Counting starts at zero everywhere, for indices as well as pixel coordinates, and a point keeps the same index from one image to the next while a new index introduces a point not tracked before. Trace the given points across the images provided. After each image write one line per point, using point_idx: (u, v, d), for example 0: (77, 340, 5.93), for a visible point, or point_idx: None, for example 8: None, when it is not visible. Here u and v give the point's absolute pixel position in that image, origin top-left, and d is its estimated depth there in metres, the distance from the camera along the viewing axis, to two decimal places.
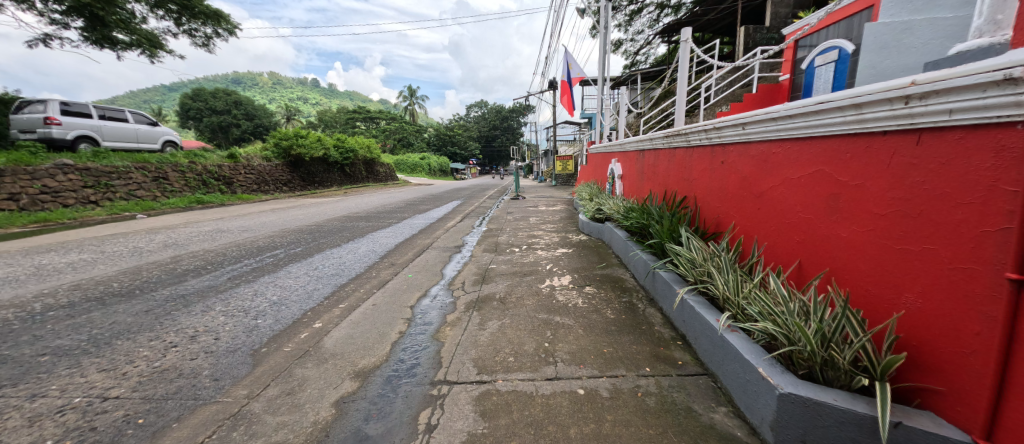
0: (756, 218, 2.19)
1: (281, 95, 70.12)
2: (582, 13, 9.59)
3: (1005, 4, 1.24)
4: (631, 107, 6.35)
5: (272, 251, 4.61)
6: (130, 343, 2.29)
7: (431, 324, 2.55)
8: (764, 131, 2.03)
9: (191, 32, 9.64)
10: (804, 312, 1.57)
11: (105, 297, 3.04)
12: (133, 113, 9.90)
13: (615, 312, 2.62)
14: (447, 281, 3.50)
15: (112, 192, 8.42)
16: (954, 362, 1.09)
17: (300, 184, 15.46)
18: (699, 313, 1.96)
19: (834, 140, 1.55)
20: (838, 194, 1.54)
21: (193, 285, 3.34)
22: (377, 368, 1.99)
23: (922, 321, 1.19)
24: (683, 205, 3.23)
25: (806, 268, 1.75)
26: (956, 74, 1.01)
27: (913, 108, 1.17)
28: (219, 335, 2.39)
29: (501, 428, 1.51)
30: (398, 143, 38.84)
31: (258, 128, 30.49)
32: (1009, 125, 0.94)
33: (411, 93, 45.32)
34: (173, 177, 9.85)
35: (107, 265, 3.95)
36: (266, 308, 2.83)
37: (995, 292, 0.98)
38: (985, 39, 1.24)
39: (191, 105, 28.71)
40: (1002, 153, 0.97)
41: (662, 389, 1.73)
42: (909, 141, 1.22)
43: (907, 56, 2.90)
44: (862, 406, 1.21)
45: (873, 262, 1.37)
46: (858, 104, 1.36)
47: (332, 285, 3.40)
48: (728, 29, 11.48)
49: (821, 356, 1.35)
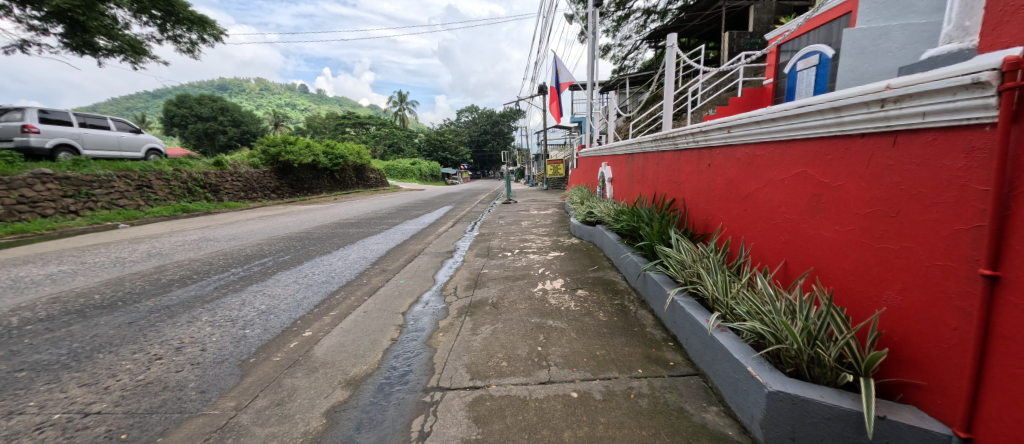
0: (742, 219, 2.24)
1: (268, 102, 69.51)
2: (570, 19, 9.77)
3: (972, 12, 1.28)
4: (621, 111, 6.25)
5: (260, 260, 4.55)
6: (112, 356, 2.23)
7: (423, 330, 2.53)
8: (748, 134, 2.08)
9: (176, 39, 9.52)
10: (790, 310, 1.61)
11: (86, 309, 2.96)
12: (115, 120, 9.74)
13: (606, 314, 2.64)
14: (439, 286, 3.48)
15: (93, 201, 8.25)
16: (935, 358, 1.13)
17: (289, 190, 15.24)
18: (690, 314, 1.98)
19: (815, 143, 1.60)
20: (820, 195, 1.58)
21: (179, 295, 3.27)
22: (369, 376, 1.97)
23: (904, 318, 1.22)
24: (672, 208, 3.29)
25: (792, 268, 1.78)
26: (928, 78, 1.06)
27: (889, 111, 1.21)
28: (207, 346, 2.35)
29: (495, 433, 1.50)
30: (388, 149, 38.77)
31: (245, 135, 30.06)
32: (977, 127, 0.98)
33: (401, 97, 44.99)
34: (158, 185, 9.72)
35: (89, 276, 3.85)
36: (254, 318, 2.79)
37: (971, 287, 1.01)
38: (955, 45, 1.28)
39: (175, 112, 28.31)
40: (973, 153, 1.01)
41: (654, 390, 1.74)
42: (885, 142, 1.26)
43: (882, 60, 3.03)
44: (848, 402, 1.23)
45: (856, 262, 1.40)
46: (836, 108, 1.41)
47: (322, 293, 3.35)
48: (712, 34, 11.70)
49: (808, 354, 1.38)
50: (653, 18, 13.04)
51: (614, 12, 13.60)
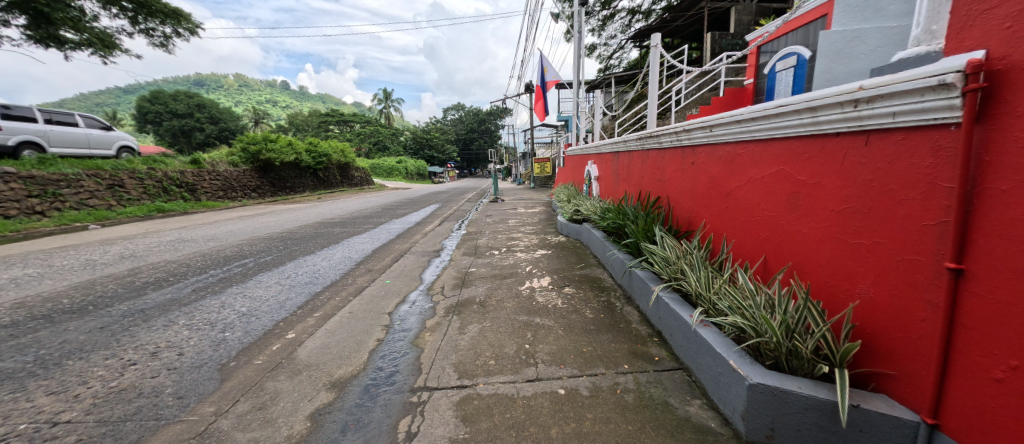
0: (724, 216, 2.29)
1: (247, 98, 67.57)
2: (556, 18, 9.79)
3: (939, 16, 1.33)
4: (606, 110, 6.30)
5: (240, 261, 4.43)
6: (82, 362, 2.14)
7: (410, 330, 2.50)
8: (729, 132, 2.12)
9: (148, 32, 9.16)
10: (770, 304, 1.66)
11: (54, 314, 2.83)
12: (84, 116, 9.32)
13: (593, 311, 2.66)
14: (426, 286, 3.45)
15: (60, 201, 7.88)
16: (905, 348, 1.18)
17: (270, 189, 14.85)
18: (674, 310, 2.02)
19: (793, 141, 1.64)
20: (798, 193, 1.62)
21: (154, 298, 3.15)
22: (354, 378, 1.94)
23: (875, 309, 1.27)
24: (657, 205, 3.33)
25: (772, 263, 1.83)
26: (898, 79, 1.10)
27: (862, 111, 1.25)
28: (184, 350, 2.27)
29: (483, 432, 1.50)
30: (373, 147, 38.12)
31: (224, 132, 29.16)
32: (942, 126, 1.03)
33: (386, 94, 44.38)
34: (131, 184, 9.35)
35: (57, 280, 3.68)
36: (234, 320, 2.71)
37: (937, 280, 1.06)
38: (923, 48, 1.33)
39: (148, 108, 27.26)
40: (939, 152, 1.05)
41: (640, 385, 1.77)
42: (859, 141, 1.31)
43: (857, 62, 3.14)
44: (824, 392, 1.27)
45: (832, 257, 1.45)
46: (813, 108, 1.45)
47: (306, 294, 3.28)
48: (695, 35, 11.89)
49: (786, 347, 1.43)
50: (638, 18, 13.18)
51: (599, 11, 13.68)
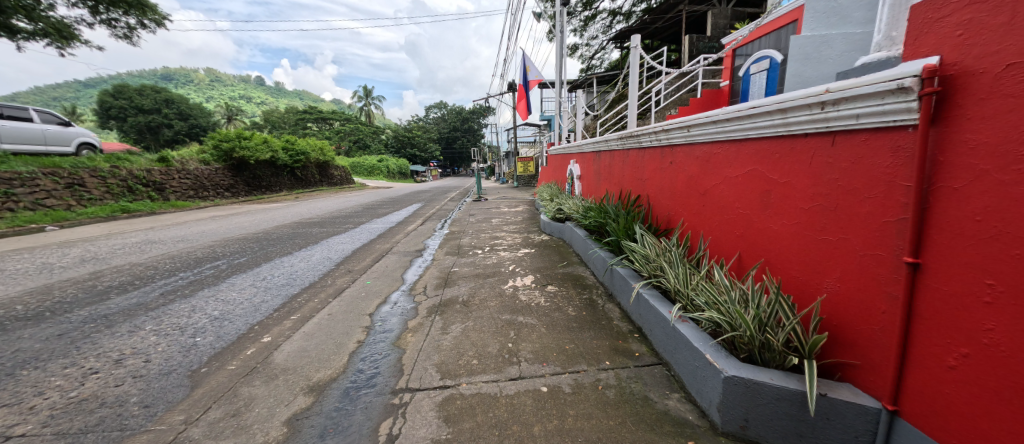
0: (701, 214, 2.35)
1: (219, 93, 65.02)
2: (538, 17, 9.81)
3: (897, 23, 1.40)
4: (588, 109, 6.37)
5: (212, 262, 4.26)
6: (38, 372, 2.01)
7: (392, 331, 2.47)
8: (706, 133, 2.18)
9: (110, 23, 8.69)
10: (744, 299, 1.71)
11: (6, 321, 2.66)
12: (39, 111, 8.77)
13: (575, 309, 2.69)
14: (408, 286, 3.40)
15: (13, 201, 7.39)
16: (868, 338, 1.24)
17: (244, 188, 14.34)
18: (653, 306, 2.06)
19: (765, 142, 1.70)
20: (770, 191, 1.68)
21: (119, 303, 3.00)
22: (333, 381, 1.90)
23: (841, 302, 1.33)
24: (637, 204, 3.39)
25: (746, 259, 1.89)
26: (861, 83, 1.15)
27: (828, 113, 1.31)
28: (151, 357, 2.17)
29: (466, 431, 1.49)
30: (353, 145, 37.30)
31: (194, 129, 27.97)
32: (901, 128, 1.09)
33: (366, 92, 43.51)
34: (92, 183, 8.85)
35: (9, 285, 3.45)
36: (206, 325, 2.61)
37: (897, 273, 1.12)
38: (884, 53, 1.40)
39: (111, 103, 25.86)
40: (898, 152, 1.11)
41: (620, 381, 1.80)
42: (825, 142, 1.37)
43: (824, 66, 3.28)
44: (794, 383, 1.32)
45: (801, 252, 1.51)
46: (783, 109, 1.51)
47: (282, 297, 3.19)
48: (674, 37, 12.13)
49: (759, 340, 1.48)
50: (618, 19, 13.35)
51: (581, 12, 13.79)
